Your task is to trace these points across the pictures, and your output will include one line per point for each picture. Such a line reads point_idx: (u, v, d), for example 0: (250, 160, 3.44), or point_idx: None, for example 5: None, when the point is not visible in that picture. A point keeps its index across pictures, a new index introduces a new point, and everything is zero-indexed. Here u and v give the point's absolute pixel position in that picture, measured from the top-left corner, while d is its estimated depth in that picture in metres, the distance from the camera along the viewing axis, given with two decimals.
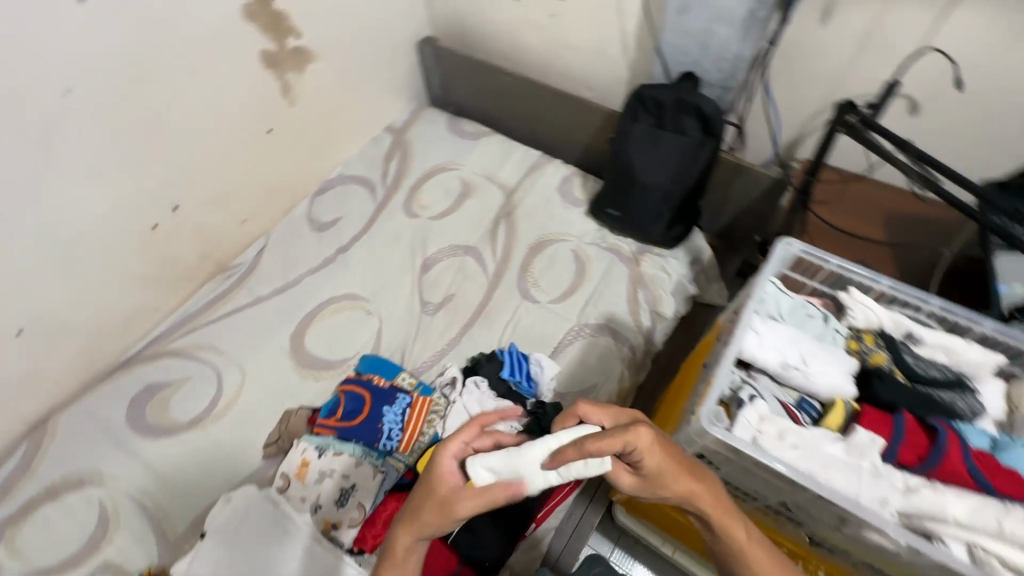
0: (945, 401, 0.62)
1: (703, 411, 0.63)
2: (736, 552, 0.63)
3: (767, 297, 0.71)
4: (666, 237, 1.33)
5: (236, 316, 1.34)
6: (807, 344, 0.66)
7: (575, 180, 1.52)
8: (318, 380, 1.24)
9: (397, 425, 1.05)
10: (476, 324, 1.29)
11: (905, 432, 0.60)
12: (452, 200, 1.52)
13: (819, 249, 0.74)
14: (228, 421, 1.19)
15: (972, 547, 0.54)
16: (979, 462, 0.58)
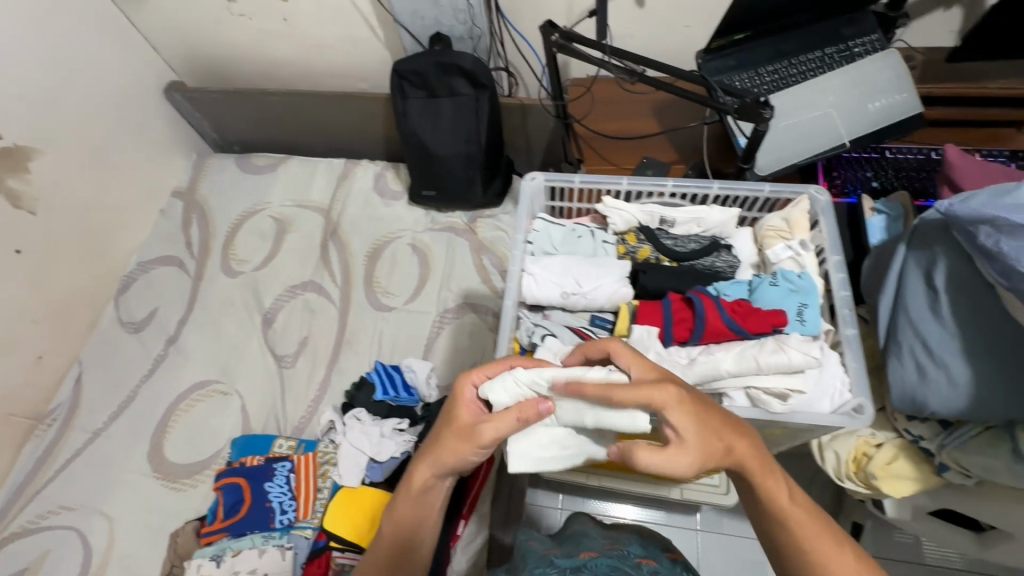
0: (706, 267, 0.73)
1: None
2: (778, 514, 0.54)
3: (538, 235, 0.75)
4: (488, 196, 1.33)
5: (76, 462, 1.17)
6: (575, 267, 0.71)
7: (387, 174, 1.46)
8: (196, 486, 1.12)
9: (287, 494, 1.01)
10: (341, 356, 1.23)
11: (672, 314, 0.66)
12: (270, 241, 1.41)
13: (557, 174, 0.78)
14: (111, 575, 1.05)
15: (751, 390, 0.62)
16: (733, 314, 0.64)
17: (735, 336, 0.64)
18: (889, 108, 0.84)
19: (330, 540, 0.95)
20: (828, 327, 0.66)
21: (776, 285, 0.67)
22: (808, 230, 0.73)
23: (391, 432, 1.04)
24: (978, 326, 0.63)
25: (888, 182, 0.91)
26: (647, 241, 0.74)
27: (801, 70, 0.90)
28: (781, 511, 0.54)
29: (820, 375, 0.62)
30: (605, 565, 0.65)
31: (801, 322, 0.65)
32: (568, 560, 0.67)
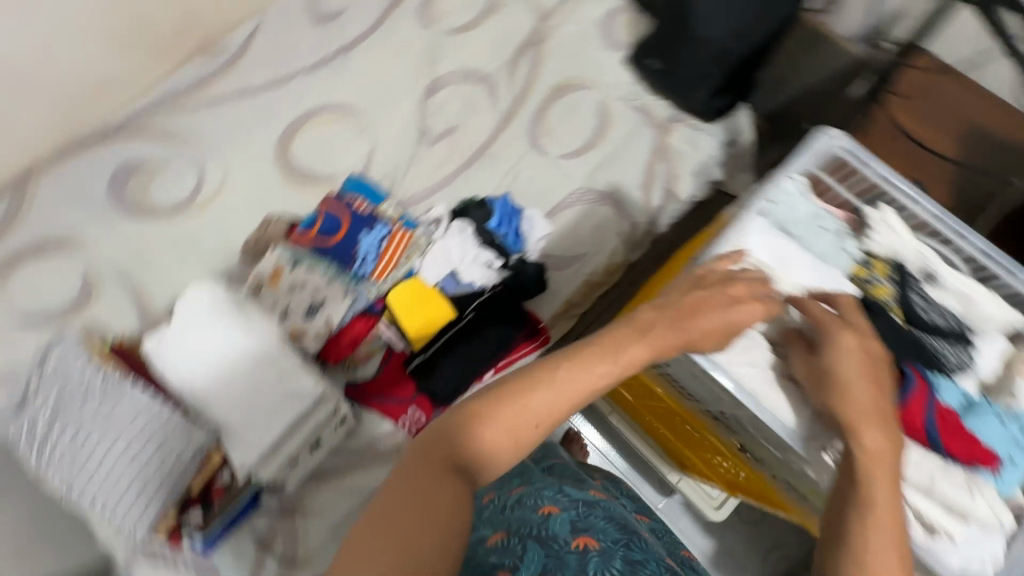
0: (934, 349, 0.69)
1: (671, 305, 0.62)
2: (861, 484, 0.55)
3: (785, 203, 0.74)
4: (706, 107, 1.16)
5: (220, 106, 1.22)
6: (796, 256, 0.71)
7: (623, 16, 1.27)
8: (301, 191, 1.18)
9: (374, 253, 1.04)
10: (475, 165, 1.19)
11: (908, 398, 0.65)
12: (476, 12, 1.29)
13: (861, 150, 0.77)
14: (210, 216, 1.17)
15: (915, 514, 0.63)
16: (943, 426, 0.65)
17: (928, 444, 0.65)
18: None
19: (385, 312, 1.03)
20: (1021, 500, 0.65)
21: (1003, 426, 0.65)
22: None
23: (481, 263, 1.06)
24: None
25: None
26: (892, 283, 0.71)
27: None
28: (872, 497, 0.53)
29: (985, 534, 0.63)
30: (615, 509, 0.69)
31: (1001, 474, 0.64)
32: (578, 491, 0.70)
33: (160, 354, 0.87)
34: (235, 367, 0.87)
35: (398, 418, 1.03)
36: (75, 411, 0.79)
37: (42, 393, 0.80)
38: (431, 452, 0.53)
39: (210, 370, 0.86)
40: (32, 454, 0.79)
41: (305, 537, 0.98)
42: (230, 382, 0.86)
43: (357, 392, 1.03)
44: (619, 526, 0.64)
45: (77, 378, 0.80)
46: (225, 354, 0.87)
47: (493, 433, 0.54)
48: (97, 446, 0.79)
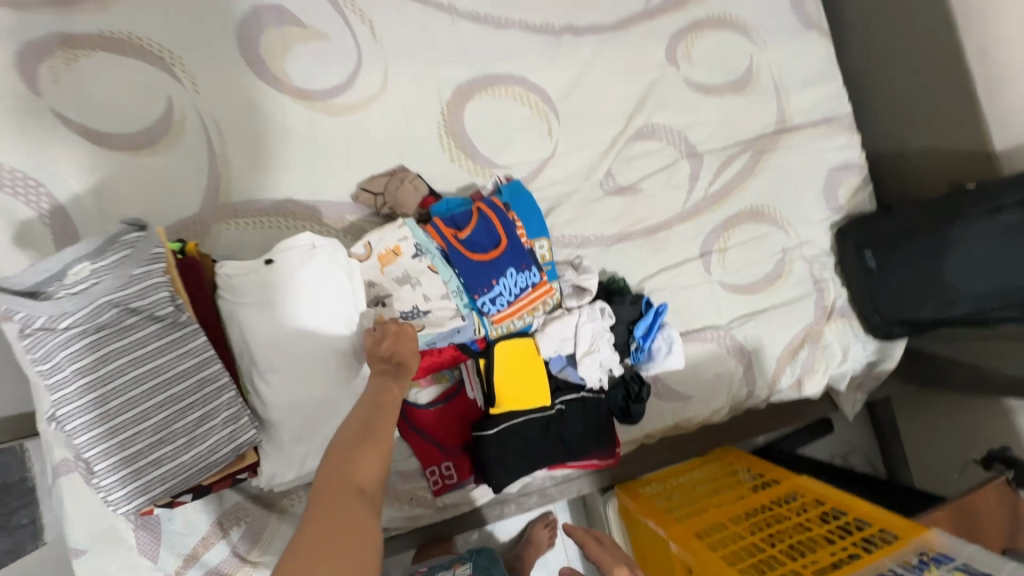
0: None
1: None
2: None
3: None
4: (881, 326, 1.05)
5: (415, 9, 0.99)
6: None
7: (854, 177, 1.14)
8: (451, 161, 0.98)
9: (509, 294, 0.86)
10: (637, 241, 1.04)
11: None
12: (723, 78, 1.11)
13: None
14: (339, 127, 0.95)
15: None
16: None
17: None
18: None
19: (481, 356, 0.88)
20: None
21: None
22: None
23: (603, 366, 0.90)
24: None
25: None
26: None
27: None
28: None
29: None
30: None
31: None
32: None
33: (240, 296, 0.69)
34: (318, 358, 0.69)
35: (429, 464, 0.90)
36: (113, 333, 0.59)
37: (79, 287, 0.59)
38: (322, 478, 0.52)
39: (290, 349, 0.68)
40: (32, 357, 0.58)
41: (271, 540, 0.85)
42: (305, 375, 0.69)
43: (405, 419, 0.89)
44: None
45: (136, 293, 0.60)
46: (315, 336, 0.70)
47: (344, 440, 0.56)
48: (119, 386, 0.59)
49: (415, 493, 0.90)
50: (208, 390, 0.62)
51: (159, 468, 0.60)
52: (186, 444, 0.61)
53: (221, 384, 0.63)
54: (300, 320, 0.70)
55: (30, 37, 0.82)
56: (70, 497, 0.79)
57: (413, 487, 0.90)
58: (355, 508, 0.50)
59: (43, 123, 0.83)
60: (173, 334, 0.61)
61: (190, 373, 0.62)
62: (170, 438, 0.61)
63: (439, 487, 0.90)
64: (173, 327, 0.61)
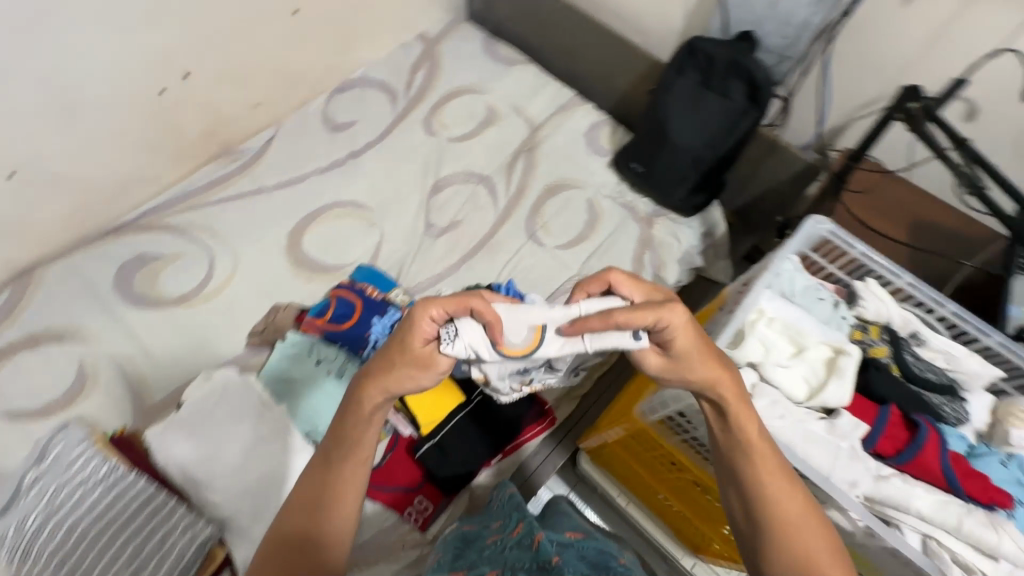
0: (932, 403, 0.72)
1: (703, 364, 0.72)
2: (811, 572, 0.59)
3: (786, 274, 0.78)
4: (684, 203, 1.30)
5: (236, 203, 1.30)
6: (802, 323, 0.75)
7: (604, 128, 1.46)
8: (311, 281, 1.22)
9: (385, 336, 1.05)
10: (477, 255, 1.28)
11: (887, 423, 0.70)
12: (474, 124, 1.46)
13: (846, 233, 0.78)
14: (217, 304, 1.18)
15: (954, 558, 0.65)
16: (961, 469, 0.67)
17: (949, 490, 0.67)
18: None
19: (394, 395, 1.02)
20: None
21: (1004, 466, 0.69)
22: None
23: None
24: None
25: None
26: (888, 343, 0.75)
27: None
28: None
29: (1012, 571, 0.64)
30: (594, 547, 0.78)
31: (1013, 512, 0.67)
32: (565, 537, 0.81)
33: (167, 438, 0.86)
34: (245, 444, 0.87)
35: (404, 508, 0.99)
36: (66, 510, 0.74)
37: (34, 487, 0.77)
38: (288, 514, 0.67)
39: (220, 451, 0.85)
40: (14, 560, 0.72)
41: None
42: (238, 464, 0.85)
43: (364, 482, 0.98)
44: (592, 562, 0.71)
45: (73, 471, 0.76)
46: (235, 431, 0.87)
47: (307, 484, 0.68)
48: (86, 546, 0.72)
49: (404, 538, 0.99)
50: (157, 515, 0.75)
51: None
52: (156, 564, 0.73)
53: (165, 505, 0.77)
54: (219, 428, 0.87)
55: None
56: None
57: (400, 534, 0.98)
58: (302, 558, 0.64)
59: None
60: (113, 487, 0.76)
61: (138, 509, 0.75)
62: (143, 565, 0.73)
63: (423, 522, 1.00)
64: (111, 482, 0.76)
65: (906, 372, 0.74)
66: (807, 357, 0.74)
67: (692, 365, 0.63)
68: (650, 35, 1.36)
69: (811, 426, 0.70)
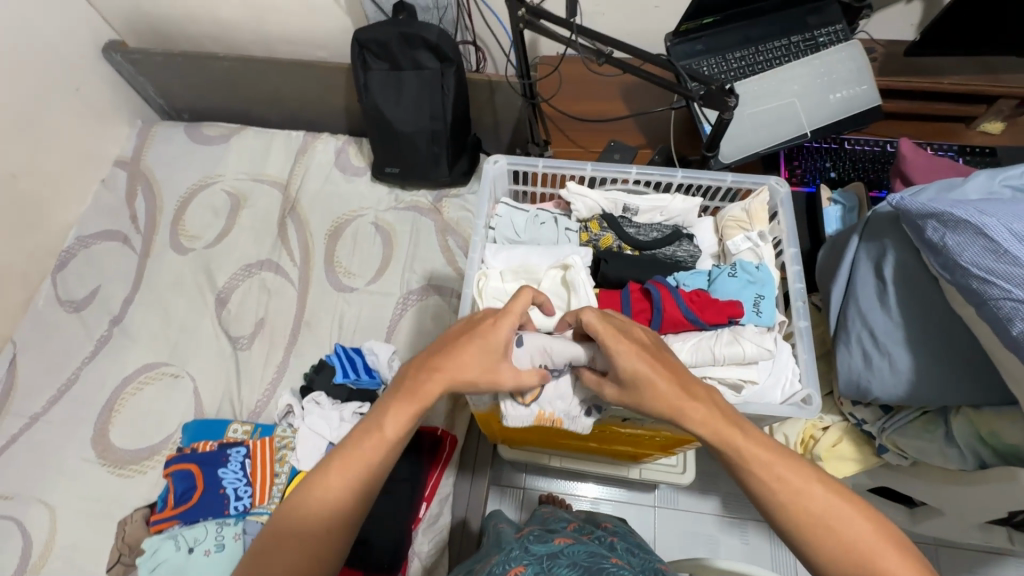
0: (667, 256, 0.71)
1: None
2: (815, 520, 0.47)
3: (501, 221, 0.74)
4: (453, 174, 1.29)
5: (13, 448, 1.10)
6: (532, 259, 0.70)
7: (350, 149, 1.40)
8: (145, 472, 1.08)
9: (241, 479, 0.98)
10: (299, 338, 1.19)
11: (630, 301, 0.64)
12: (224, 217, 1.34)
13: (520, 156, 0.73)
14: (53, 567, 1.00)
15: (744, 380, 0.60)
16: (689, 306, 0.62)
17: (693, 327, 0.62)
18: (850, 100, 0.83)
19: None
20: (782, 319, 0.65)
21: (735, 275, 0.65)
22: (767, 222, 0.70)
23: (351, 417, 1.02)
24: (918, 315, 0.64)
25: (846, 172, 0.90)
26: (609, 228, 0.71)
27: (767, 59, 0.86)
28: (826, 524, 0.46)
29: (774, 364, 0.62)
30: (583, 551, 0.63)
31: (756, 313, 0.63)
32: (545, 546, 0.65)
33: None
34: None
35: None
36: None
37: None
38: (288, 517, 0.52)
39: None
40: None
41: None
42: None
43: None
44: (583, 566, 0.57)
45: None
46: None
47: (330, 478, 0.53)
48: None
49: None
50: None
51: None
52: None
53: None
54: None
55: None
56: None
57: None
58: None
59: None
60: None
61: None
62: None
63: None
64: None
65: (638, 245, 0.71)
66: (544, 287, 0.67)
67: (665, 400, 0.52)
68: (332, 45, 1.31)
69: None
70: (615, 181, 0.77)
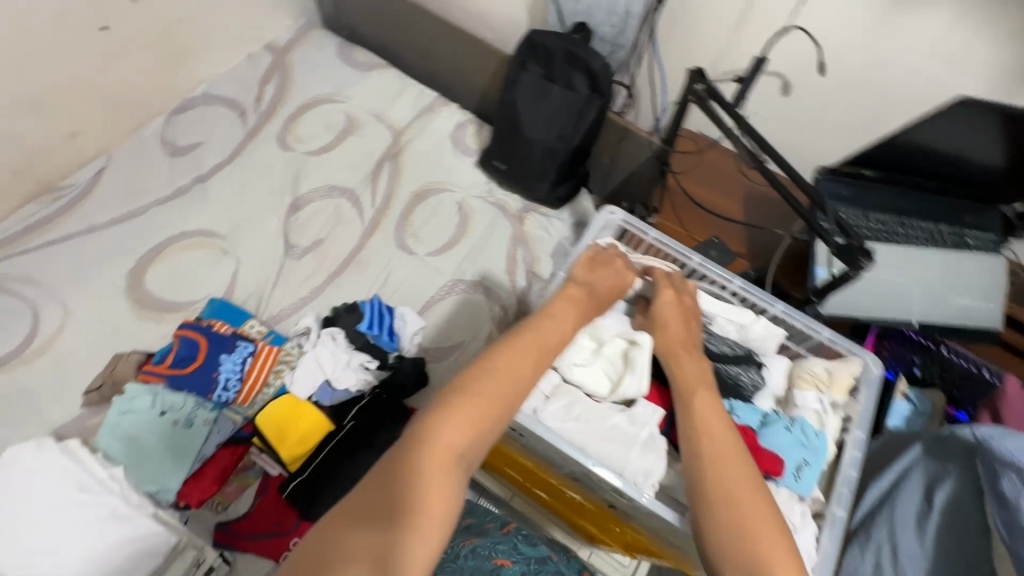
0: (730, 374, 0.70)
1: None
2: (723, 493, 0.54)
3: None
4: (550, 196, 1.29)
5: (63, 246, 1.16)
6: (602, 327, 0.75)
7: (469, 127, 1.43)
8: (157, 323, 1.11)
9: (235, 376, 1.00)
10: (345, 272, 1.22)
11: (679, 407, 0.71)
12: (334, 135, 1.39)
13: (637, 219, 0.80)
14: (42, 365, 1.05)
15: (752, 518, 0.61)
16: (744, 441, 0.62)
17: None
18: (972, 310, 0.80)
19: (253, 436, 0.97)
20: (820, 497, 0.65)
21: (790, 431, 0.65)
22: (844, 394, 0.69)
23: (357, 366, 1.05)
24: (949, 553, 0.65)
25: (931, 376, 0.86)
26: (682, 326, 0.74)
27: (908, 234, 0.83)
28: (735, 515, 0.52)
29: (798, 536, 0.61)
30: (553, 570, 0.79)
31: (795, 478, 0.63)
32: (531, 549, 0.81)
33: None
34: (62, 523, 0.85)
35: (280, 553, 0.92)
36: None
37: None
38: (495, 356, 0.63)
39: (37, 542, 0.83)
40: None
41: None
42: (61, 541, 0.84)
43: (232, 533, 0.93)
44: None
45: None
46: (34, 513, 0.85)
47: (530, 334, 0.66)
48: None
49: None
50: None
51: None
52: None
53: None
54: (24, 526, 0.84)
55: None
56: None
57: None
58: (477, 409, 0.58)
59: None
60: None
61: None
62: None
63: None
64: None
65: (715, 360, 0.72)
66: (604, 353, 0.73)
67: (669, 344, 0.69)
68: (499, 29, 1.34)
69: (616, 424, 0.67)
70: (707, 281, 0.79)
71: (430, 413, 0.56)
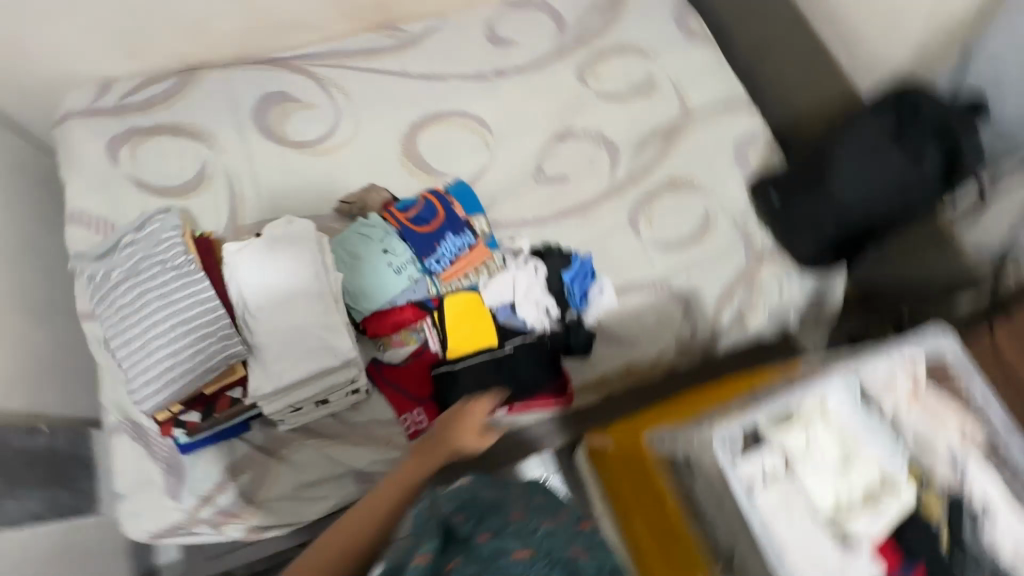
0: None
1: (731, 426, 0.70)
2: None
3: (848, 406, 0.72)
4: (807, 255, 1.15)
5: (378, 77, 1.33)
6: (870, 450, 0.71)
7: (759, 143, 1.31)
8: (410, 176, 1.25)
9: (449, 255, 1.07)
10: (570, 217, 1.23)
11: None
12: (628, 87, 1.36)
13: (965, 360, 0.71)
14: (323, 163, 1.25)
15: None
16: None
17: None
18: None
19: (436, 311, 1.05)
20: None
21: None
22: None
23: (540, 306, 1.07)
24: None
25: None
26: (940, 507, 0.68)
27: None
28: None
29: None
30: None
31: None
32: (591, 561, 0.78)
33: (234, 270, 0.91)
34: (281, 288, 0.90)
35: (402, 412, 1.04)
36: (160, 290, 0.84)
37: (126, 246, 0.87)
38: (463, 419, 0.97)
39: (258, 289, 0.89)
40: (104, 321, 0.85)
41: (274, 482, 1.00)
42: (269, 302, 0.89)
43: (380, 373, 1.06)
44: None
45: (164, 252, 0.86)
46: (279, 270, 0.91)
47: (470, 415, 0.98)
48: (148, 325, 0.83)
49: (392, 436, 1.04)
50: (207, 316, 0.84)
51: (174, 371, 0.82)
52: (190, 352, 0.82)
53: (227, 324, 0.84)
54: (253, 270, 0.90)
55: (115, 133, 1.20)
56: (119, 450, 0.99)
57: (390, 431, 1.04)
58: (424, 466, 0.91)
59: (122, 185, 1.17)
60: (186, 277, 0.85)
61: (197, 302, 0.84)
62: (182, 344, 0.83)
63: (414, 431, 1.04)
64: (183, 272, 0.85)
65: None
66: (852, 478, 0.69)
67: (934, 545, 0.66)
68: None
69: (822, 551, 0.65)
70: None
71: (445, 430, 0.95)
